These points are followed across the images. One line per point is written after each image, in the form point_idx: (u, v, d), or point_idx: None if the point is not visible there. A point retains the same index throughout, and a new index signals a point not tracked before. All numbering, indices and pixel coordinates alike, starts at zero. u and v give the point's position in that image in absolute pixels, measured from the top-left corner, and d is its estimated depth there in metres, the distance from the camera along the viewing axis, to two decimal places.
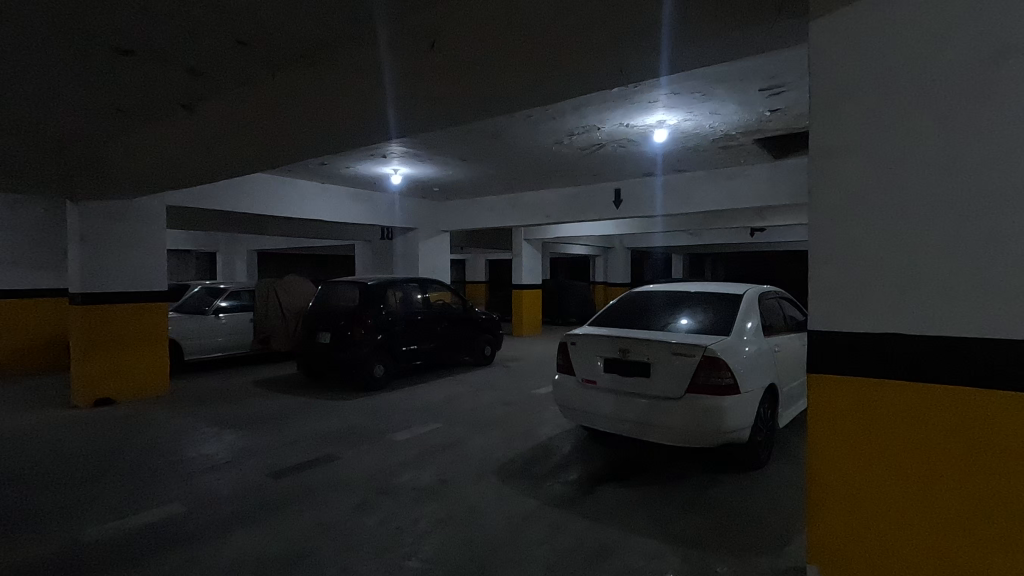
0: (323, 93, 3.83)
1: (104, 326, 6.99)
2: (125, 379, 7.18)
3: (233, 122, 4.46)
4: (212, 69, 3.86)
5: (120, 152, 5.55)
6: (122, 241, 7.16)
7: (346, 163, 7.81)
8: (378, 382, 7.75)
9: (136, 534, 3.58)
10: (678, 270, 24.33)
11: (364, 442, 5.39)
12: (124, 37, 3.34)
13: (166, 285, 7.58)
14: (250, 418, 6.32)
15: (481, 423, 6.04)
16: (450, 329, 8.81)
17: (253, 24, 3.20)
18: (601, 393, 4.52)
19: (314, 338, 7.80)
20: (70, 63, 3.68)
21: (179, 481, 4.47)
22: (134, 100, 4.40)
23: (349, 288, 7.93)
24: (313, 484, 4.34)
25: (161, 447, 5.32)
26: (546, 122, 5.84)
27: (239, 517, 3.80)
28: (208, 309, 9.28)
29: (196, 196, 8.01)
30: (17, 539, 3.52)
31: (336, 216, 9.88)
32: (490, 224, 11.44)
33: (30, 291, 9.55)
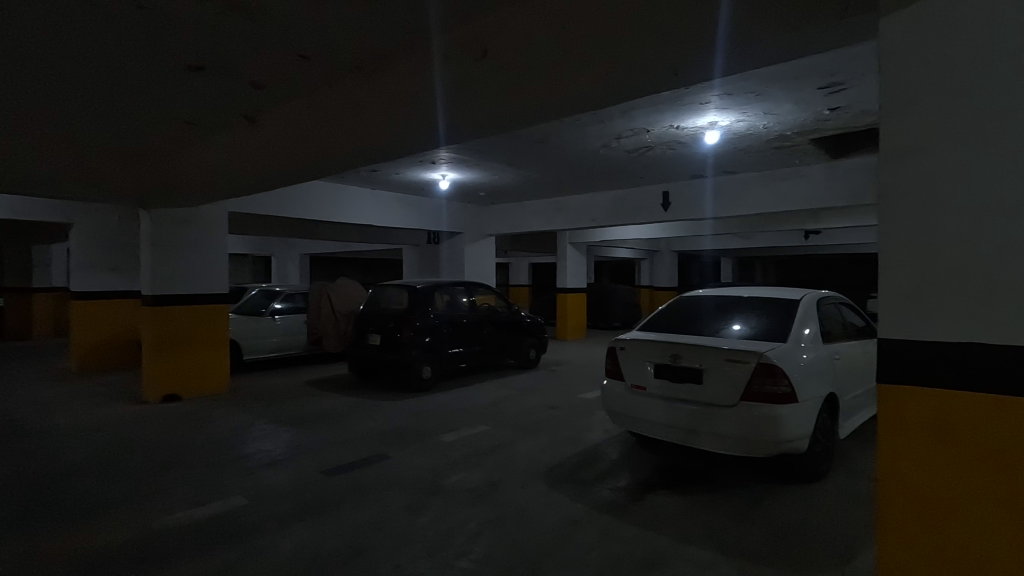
0: (378, 103, 3.95)
1: (172, 326, 7.41)
2: (190, 377, 7.58)
3: (293, 133, 4.66)
4: (275, 82, 4.05)
5: (188, 162, 5.88)
6: (187, 246, 7.57)
7: (396, 169, 8.00)
8: (425, 383, 7.88)
9: (204, 523, 3.78)
10: (726, 274, 23.70)
11: (413, 443, 5.50)
12: (197, 54, 3.55)
13: (227, 288, 7.97)
14: (304, 416, 6.56)
15: (527, 426, 6.06)
16: (496, 331, 8.88)
17: (315, 39, 3.35)
18: (652, 399, 4.45)
19: (365, 340, 8.02)
20: (149, 79, 3.94)
21: (241, 475, 4.68)
22: (204, 113, 4.67)
23: (398, 291, 8.11)
24: (366, 483, 4.46)
25: (224, 442, 5.59)
26: (594, 126, 5.83)
27: (297, 511, 3.95)
28: (264, 311, 9.65)
29: (255, 203, 8.40)
30: (98, 525, 3.78)
31: (385, 221, 10.14)
32: (535, 228, 11.47)
33: (105, 292, 10.21)
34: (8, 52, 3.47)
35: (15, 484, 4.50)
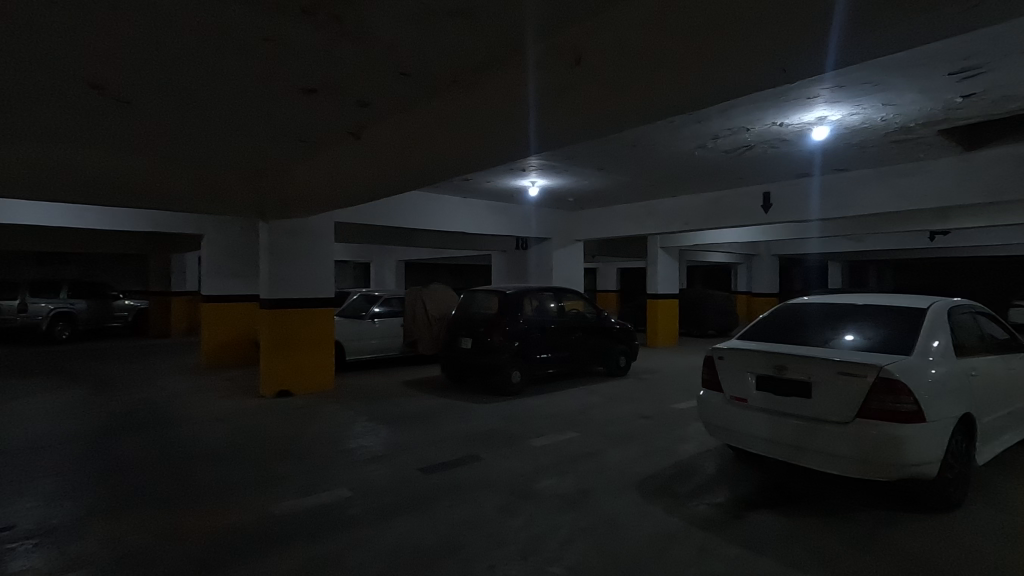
0: (473, 115, 4.08)
1: (285, 328, 8.07)
2: (300, 376, 8.21)
3: (394, 147, 4.93)
4: (378, 99, 4.32)
5: (302, 177, 6.40)
6: (299, 254, 8.23)
7: (488, 178, 8.22)
8: (514, 387, 7.99)
9: (314, 512, 4.07)
10: (833, 279, 21.94)
11: (503, 446, 5.59)
12: (312, 78, 3.87)
13: (333, 293, 8.56)
14: (401, 415, 6.89)
15: (618, 435, 5.96)
16: (584, 337, 8.82)
17: (416, 56, 3.54)
18: (754, 413, 4.21)
19: (456, 343, 8.28)
20: (270, 103, 4.35)
21: (346, 468, 5.00)
22: (316, 131, 5.07)
23: (488, 296, 8.29)
24: (459, 483, 4.59)
25: (330, 436, 6.01)
26: (689, 127, 5.64)
27: (397, 506, 4.16)
28: (364, 314, 10.27)
29: (358, 213, 8.97)
30: (227, 506, 4.20)
31: (476, 228, 10.43)
32: (625, 232, 11.27)
33: (229, 296, 11.33)
34: (161, 85, 3.98)
35: (159, 466, 5.11)
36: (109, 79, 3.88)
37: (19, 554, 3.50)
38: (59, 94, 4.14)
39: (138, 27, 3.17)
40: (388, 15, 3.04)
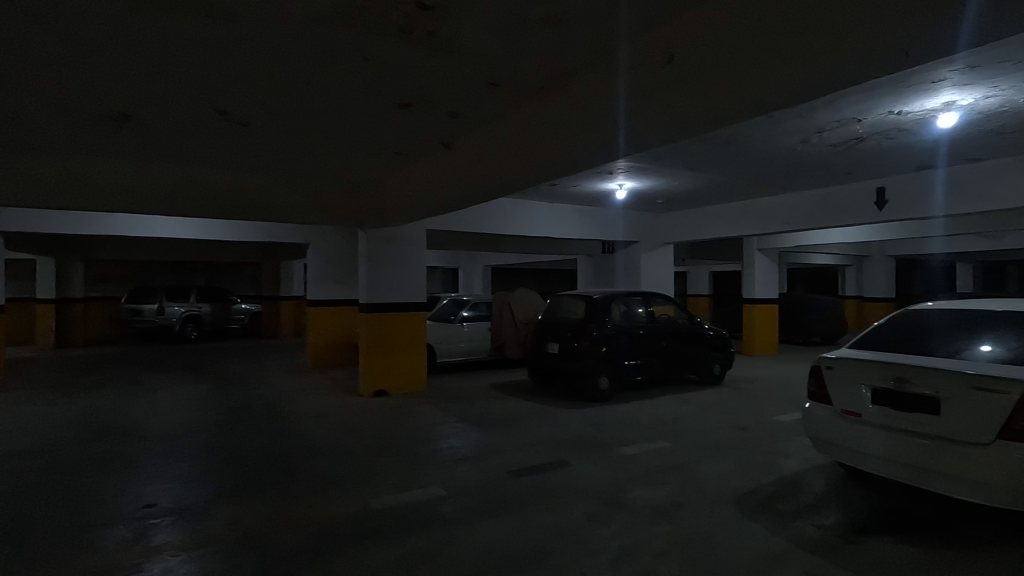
0: (561, 121, 4.09)
1: (382, 331, 8.51)
2: (395, 377, 8.62)
3: (483, 156, 5.05)
4: (469, 110, 4.46)
5: (398, 187, 6.74)
6: (394, 260, 8.66)
7: (574, 182, 8.20)
8: (602, 394, 7.87)
9: (410, 508, 4.25)
10: (963, 282, 19.59)
11: (592, 452, 5.53)
12: (407, 93, 4.07)
13: (425, 298, 8.92)
14: (490, 418, 7.02)
15: (713, 447, 5.69)
16: (675, 343, 8.52)
17: (505, 66, 3.62)
18: (870, 429, 3.85)
19: (543, 348, 8.30)
20: (370, 119, 4.63)
21: (439, 467, 5.18)
22: (410, 143, 5.33)
23: (575, 301, 8.25)
24: (548, 487, 4.60)
25: (424, 436, 6.25)
26: (791, 121, 5.30)
27: (487, 507, 4.24)
28: (454, 318, 10.59)
29: (448, 221, 9.29)
30: (332, 497, 4.50)
31: (562, 233, 10.43)
32: (718, 234, 10.78)
33: (331, 300, 12.12)
34: (276, 108, 4.37)
35: (273, 457, 5.58)
36: (234, 105, 4.31)
37: (161, 529, 3.97)
38: (193, 121, 4.67)
39: (259, 56, 3.50)
40: (481, 28, 3.14)
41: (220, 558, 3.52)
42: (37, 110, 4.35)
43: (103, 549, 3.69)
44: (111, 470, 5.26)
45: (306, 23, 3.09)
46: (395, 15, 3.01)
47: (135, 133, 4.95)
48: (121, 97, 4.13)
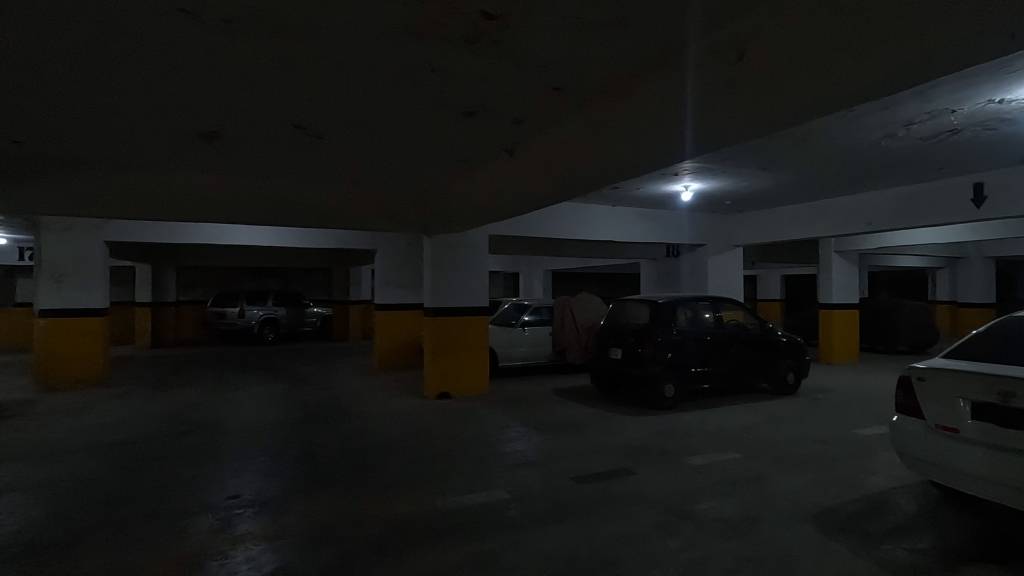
0: (626, 123, 4.04)
1: (446, 334, 8.68)
2: (459, 379, 8.76)
3: (546, 161, 5.07)
4: (532, 116, 4.49)
5: (462, 193, 6.87)
6: (457, 265, 8.84)
7: (638, 185, 8.06)
8: (667, 402, 7.67)
9: (474, 510, 4.29)
10: None
11: (658, 462, 5.39)
12: (472, 101, 4.15)
13: (487, 302, 9.03)
14: (552, 423, 6.99)
15: (788, 460, 5.40)
16: (746, 351, 8.17)
17: (570, 70, 3.62)
18: (970, 447, 3.53)
19: (606, 353, 8.19)
20: (436, 128, 4.75)
21: (502, 471, 5.21)
22: (474, 150, 5.42)
23: (639, 306, 8.09)
24: (612, 495, 4.52)
25: (487, 439, 6.31)
26: (875, 114, 4.97)
27: (551, 513, 4.22)
28: (515, 322, 10.64)
29: (510, 226, 9.37)
30: (400, 495, 4.63)
31: (625, 237, 10.28)
32: (792, 236, 10.27)
33: (397, 304, 12.50)
34: (349, 120, 4.57)
35: (344, 455, 5.81)
36: (310, 119, 4.54)
37: (244, 519, 4.22)
38: (273, 135, 4.95)
39: (333, 71, 3.68)
40: (546, 33, 3.15)
41: (297, 550, 3.71)
42: (140, 129, 4.76)
43: (194, 535, 3.96)
44: (200, 462, 5.66)
45: (377, 38, 3.23)
46: (462, 26, 3.08)
47: (222, 148, 5.32)
48: (210, 115, 4.45)
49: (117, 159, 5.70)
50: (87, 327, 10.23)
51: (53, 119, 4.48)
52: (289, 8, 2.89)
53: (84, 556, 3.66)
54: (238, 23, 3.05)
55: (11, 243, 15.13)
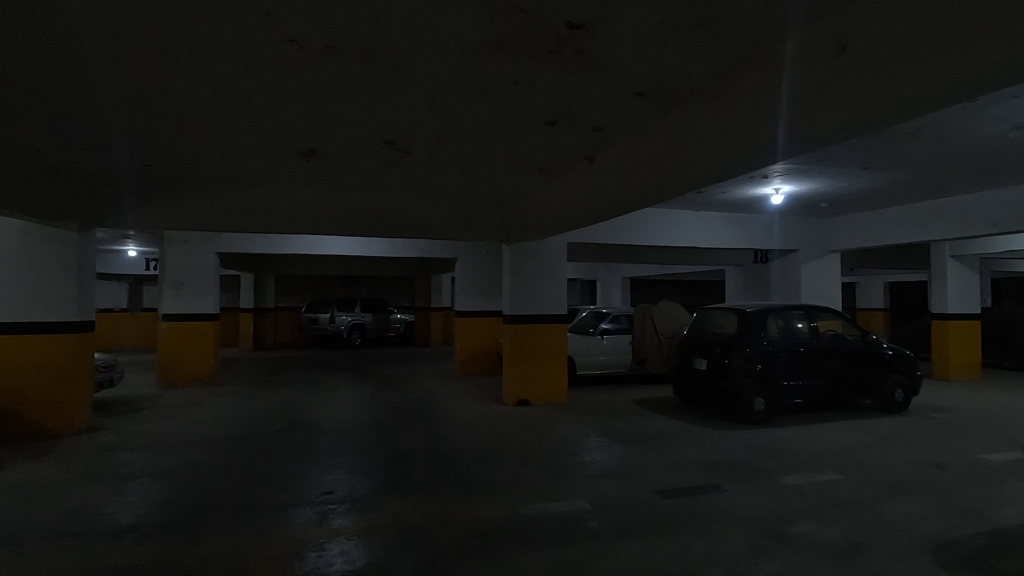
0: (714, 127, 3.90)
1: (524, 341, 8.75)
2: (538, 387, 8.80)
3: (628, 168, 5.01)
4: (613, 123, 4.47)
5: (541, 201, 6.94)
6: (536, 273, 8.91)
7: (724, 189, 7.76)
8: (756, 416, 7.30)
9: (556, 519, 4.28)
10: None
11: (748, 479, 5.12)
12: (553, 110, 4.19)
13: (565, 310, 9.02)
14: (634, 434, 6.84)
15: (899, 484, 4.94)
16: (845, 364, 7.58)
17: (653, 75, 3.57)
18: None
19: (690, 364, 7.89)
20: (517, 138, 4.84)
21: (583, 480, 5.17)
22: (555, 159, 5.47)
23: (725, 314, 7.74)
24: (700, 512, 4.35)
25: (568, 448, 6.29)
26: (1002, 104, 4.50)
27: (633, 526, 4.13)
28: (594, 331, 10.52)
29: (589, 234, 9.32)
30: (483, 500, 4.72)
31: (710, 243, 9.91)
32: (899, 240, 9.46)
33: (476, 311, 12.76)
34: (435, 134, 4.76)
35: (429, 457, 6.01)
36: (399, 134, 4.77)
37: (338, 514, 4.47)
38: (365, 151, 5.26)
39: (421, 89, 3.85)
40: (632, 39, 3.13)
41: (386, 547, 3.87)
42: (249, 150, 5.22)
43: (294, 527, 4.24)
44: (298, 458, 6.06)
45: (466, 55, 3.34)
46: (545, 38, 3.13)
47: (319, 165, 5.71)
48: (311, 135, 4.80)
49: (229, 178, 6.26)
50: (201, 331, 11.27)
51: (179, 144, 5.01)
52: (385, 33, 3.08)
53: (202, 539, 4.02)
54: (339, 49, 3.27)
55: (139, 254, 16.99)
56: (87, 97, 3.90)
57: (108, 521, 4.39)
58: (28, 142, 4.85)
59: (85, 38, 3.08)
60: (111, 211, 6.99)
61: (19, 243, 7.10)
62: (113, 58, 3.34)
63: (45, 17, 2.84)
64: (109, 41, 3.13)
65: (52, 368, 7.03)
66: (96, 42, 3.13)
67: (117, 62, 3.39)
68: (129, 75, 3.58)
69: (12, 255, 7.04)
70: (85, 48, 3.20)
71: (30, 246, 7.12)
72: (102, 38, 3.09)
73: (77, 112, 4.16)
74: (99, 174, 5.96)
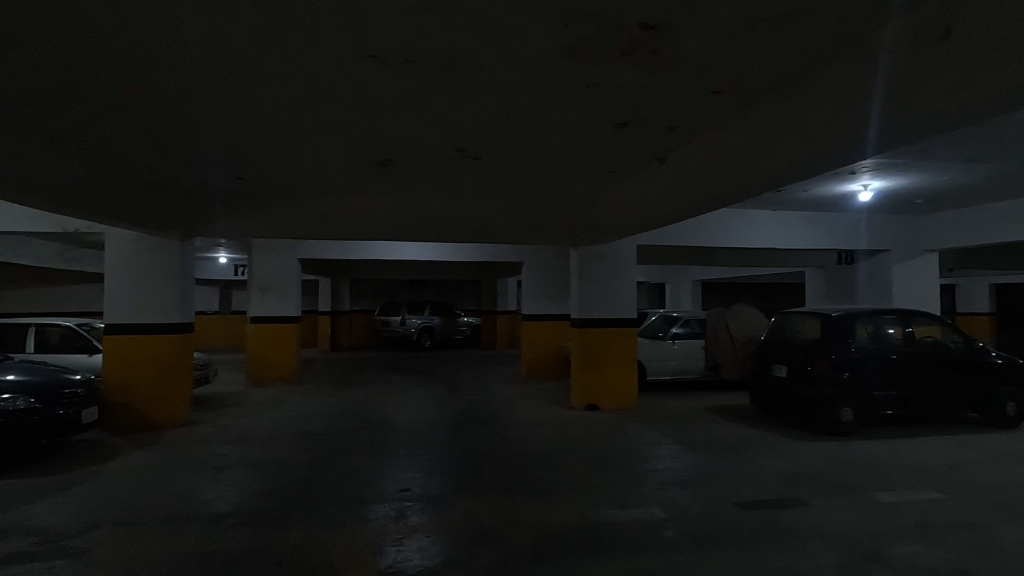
0: (795, 123, 3.73)
1: (592, 345, 8.67)
2: (607, 391, 8.69)
3: (701, 167, 4.88)
4: (686, 122, 4.36)
5: (611, 203, 6.87)
6: (604, 276, 8.82)
7: (805, 187, 7.36)
8: (844, 427, 6.86)
9: (629, 527, 4.21)
10: None
11: (836, 494, 4.82)
12: (624, 112, 4.16)
13: (634, 314, 8.87)
14: (708, 443, 6.61)
15: (1013, 507, 4.49)
16: (946, 374, 6.98)
17: (731, 72, 3.45)
18: None
19: (769, 371, 7.53)
20: (588, 141, 4.82)
21: (655, 488, 5.05)
22: (625, 161, 5.40)
23: (808, 319, 7.33)
24: (783, 527, 4.14)
25: (639, 454, 6.17)
26: None
27: (709, 537, 4.00)
28: (664, 335, 10.27)
29: (659, 236, 9.12)
30: (557, 504, 4.70)
31: (788, 244, 9.43)
32: (1008, 238, 8.58)
33: (542, 315, 12.77)
34: (505, 141, 4.84)
35: (499, 459, 6.09)
36: (471, 141, 4.87)
37: (414, 511, 4.62)
38: (438, 159, 5.42)
39: (492, 97, 3.93)
40: (710, 36, 3.05)
41: (460, 545, 3.97)
42: (330, 161, 5.50)
43: (374, 521, 4.43)
44: (374, 455, 6.32)
45: (537, 62, 3.38)
46: (618, 40, 3.11)
47: (394, 174, 5.94)
48: (388, 145, 5.02)
49: (311, 188, 6.65)
50: (284, 332, 11.99)
51: (268, 157, 5.36)
52: (460, 44, 3.17)
53: (290, 529, 4.27)
54: (416, 62, 3.40)
55: (229, 261, 18.29)
56: (190, 116, 4.26)
57: (207, 507, 4.75)
58: (139, 159, 5.34)
59: (193, 62, 3.37)
60: (207, 222, 7.58)
61: (130, 251, 7.81)
62: (215, 79, 3.63)
63: (161, 45, 3.14)
64: (214, 65, 3.41)
65: (158, 365, 7.70)
66: (202, 65, 3.42)
67: (219, 82, 3.69)
68: (227, 94, 3.88)
69: (125, 262, 7.76)
70: (193, 71, 3.50)
71: (139, 254, 7.82)
72: (208, 62, 3.37)
73: (182, 131, 4.56)
74: (198, 188, 6.49)
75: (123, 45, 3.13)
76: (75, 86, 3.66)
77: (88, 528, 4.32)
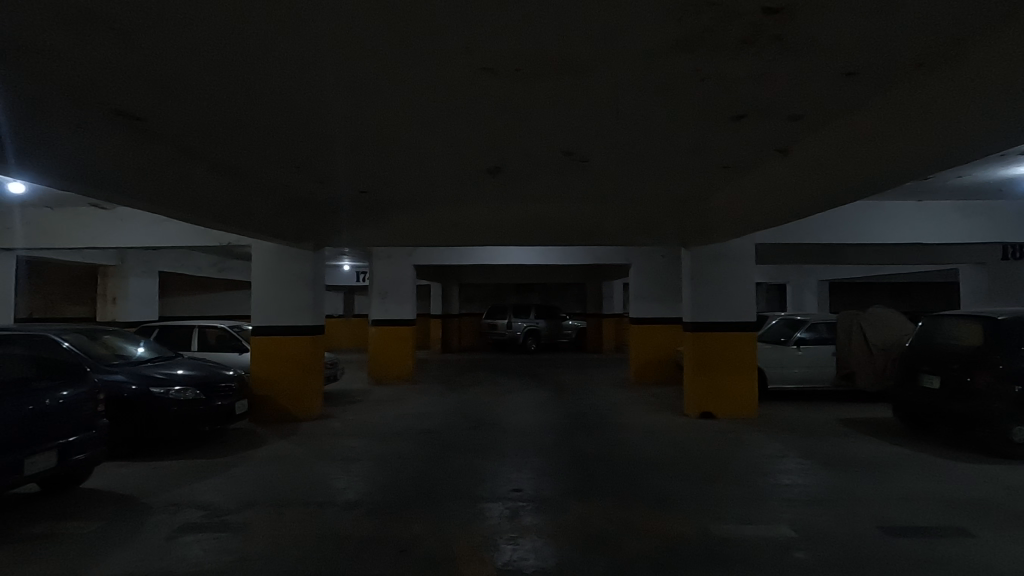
0: (950, 102, 3.31)
1: (707, 350, 8.26)
2: (724, 399, 8.22)
3: (832, 157, 4.47)
4: (815, 109, 4.02)
5: (727, 200, 6.51)
6: (719, 277, 8.38)
7: (960, 173, 6.46)
8: (1016, 449, 5.91)
9: (753, 544, 3.95)
10: None
11: (1007, 526, 4.16)
12: (742, 104, 3.92)
13: (754, 317, 8.32)
14: (842, 459, 6.00)
15: None
16: None
17: (869, 50, 3.13)
18: None
19: (916, 382, 6.69)
20: (702, 137, 4.61)
21: (783, 505, 4.69)
22: (743, 155, 5.10)
23: (965, 323, 6.43)
24: (940, 559, 3.65)
25: (763, 467, 5.76)
26: None
27: (850, 564, 3.62)
28: (787, 340, 9.52)
29: (780, 234, 8.50)
30: (672, 515, 4.53)
31: (938, 238, 8.33)
32: None
33: (652, 318, 12.42)
34: (614, 141, 4.76)
35: (609, 465, 5.99)
36: (579, 144, 4.86)
37: (526, 512, 4.69)
38: (545, 163, 5.48)
39: (601, 98, 3.90)
40: (843, 14, 2.79)
41: (573, 549, 3.96)
42: (443, 171, 5.77)
43: (488, 519, 4.56)
44: (486, 454, 6.51)
45: (649, 59, 3.30)
46: (738, 29, 2.94)
47: (503, 180, 6.09)
48: (497, 153, 5.15)
49: (425, 198, 7.02)
50: (402, 334, 12.75)
51: (388, 170, 5.73)
52: (570, 48, 3.18)
53: (410, 521, 4.51)
54: (526, 70, 3.46)
55: (352, 268, 19.82)
56: (320, 137, 4.69)
57: (338, 495, 5.17)
58: (278, 178, 5.97)
59: (325, 89, 3.72)
60: (334, 233, 8.28)
61: (271, 261, 8.73)
62: (343, 103, 3.96)
63: (300, 74, 3.49)
64: (343, 89, 3.73)
65: (295, 363, 8.54)
66: (332, 91, 3.75)
67: (347, 106, 4.02)
68: (352, 115, 4.22)
69: (268, 271, 8.70)
70: (325, 97, 3.85)
71: (278, 264, 8.72)
72: (337, 88, 3.70)
73: (314, 150, 5.03)
74: (327, 202, 7.12)
75: (268, 78, 3.53)
76: (229, 119, 4.22)
77: (242, 507, 4.89)
